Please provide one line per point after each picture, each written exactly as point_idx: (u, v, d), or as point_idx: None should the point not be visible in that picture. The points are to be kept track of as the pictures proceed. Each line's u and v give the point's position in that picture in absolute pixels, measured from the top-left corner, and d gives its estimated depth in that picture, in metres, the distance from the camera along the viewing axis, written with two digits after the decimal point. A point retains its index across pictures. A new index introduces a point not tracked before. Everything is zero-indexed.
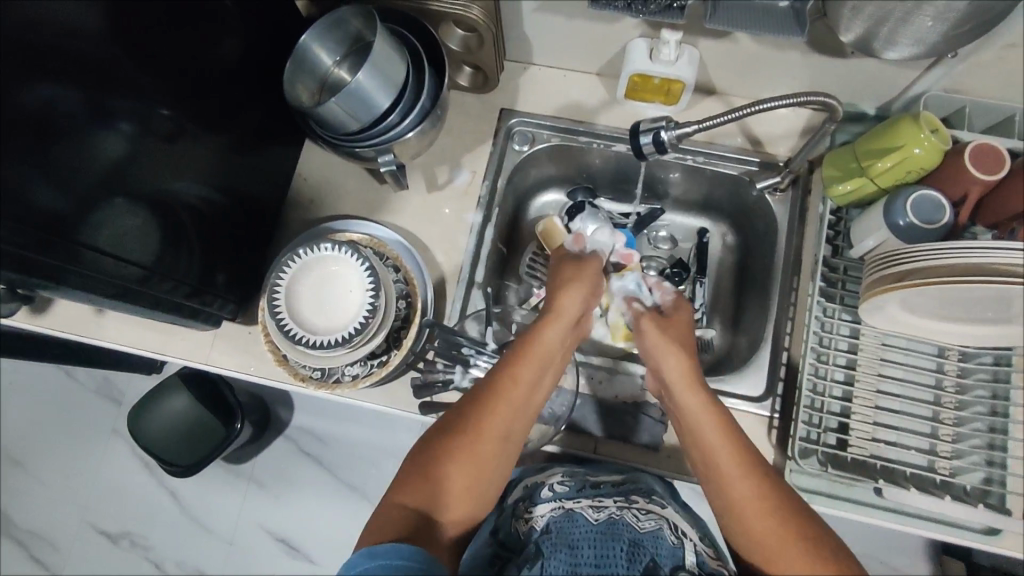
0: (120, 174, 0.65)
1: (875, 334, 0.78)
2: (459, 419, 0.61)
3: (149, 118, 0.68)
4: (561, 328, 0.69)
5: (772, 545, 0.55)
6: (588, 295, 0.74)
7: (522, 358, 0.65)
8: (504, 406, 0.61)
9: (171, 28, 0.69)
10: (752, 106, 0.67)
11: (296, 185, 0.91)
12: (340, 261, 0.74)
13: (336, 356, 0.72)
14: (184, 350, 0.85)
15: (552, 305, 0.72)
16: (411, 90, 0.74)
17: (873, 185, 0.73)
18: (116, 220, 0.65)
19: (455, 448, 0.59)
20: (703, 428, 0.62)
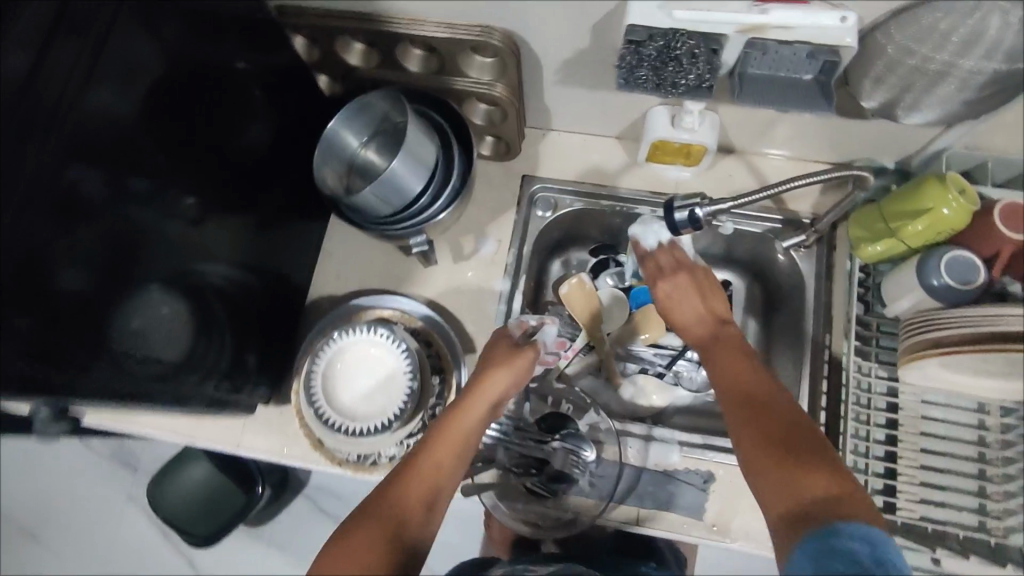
0: (147, 261, 0.63)
1: (914, 392, 0.78)
2: (373, 512, 0.53)
3: (174, 204, 0.66)
4: (476, 411, 0.62)
5: (761, 449, 0.53)
6: (518, 376, 0.66)
7: (437, 436, 0.59)
8: (419, 477, 0.56)
9: (200, 112, 0.68)
10: (781, 185, 0.69)
11: (321, 261, 0.91)
12: (376, 344, 0.74)
13: (376, 442, 0.71)
14: (213, 433, 0.83)
15: (476, 381, 0.65)
16: (441, 169, 0.74)
17: (904, 246, 0.74)
18: (139, 309, 0.63)
19: (365, 545, 0.50)
20: (723, 365, 0.61)
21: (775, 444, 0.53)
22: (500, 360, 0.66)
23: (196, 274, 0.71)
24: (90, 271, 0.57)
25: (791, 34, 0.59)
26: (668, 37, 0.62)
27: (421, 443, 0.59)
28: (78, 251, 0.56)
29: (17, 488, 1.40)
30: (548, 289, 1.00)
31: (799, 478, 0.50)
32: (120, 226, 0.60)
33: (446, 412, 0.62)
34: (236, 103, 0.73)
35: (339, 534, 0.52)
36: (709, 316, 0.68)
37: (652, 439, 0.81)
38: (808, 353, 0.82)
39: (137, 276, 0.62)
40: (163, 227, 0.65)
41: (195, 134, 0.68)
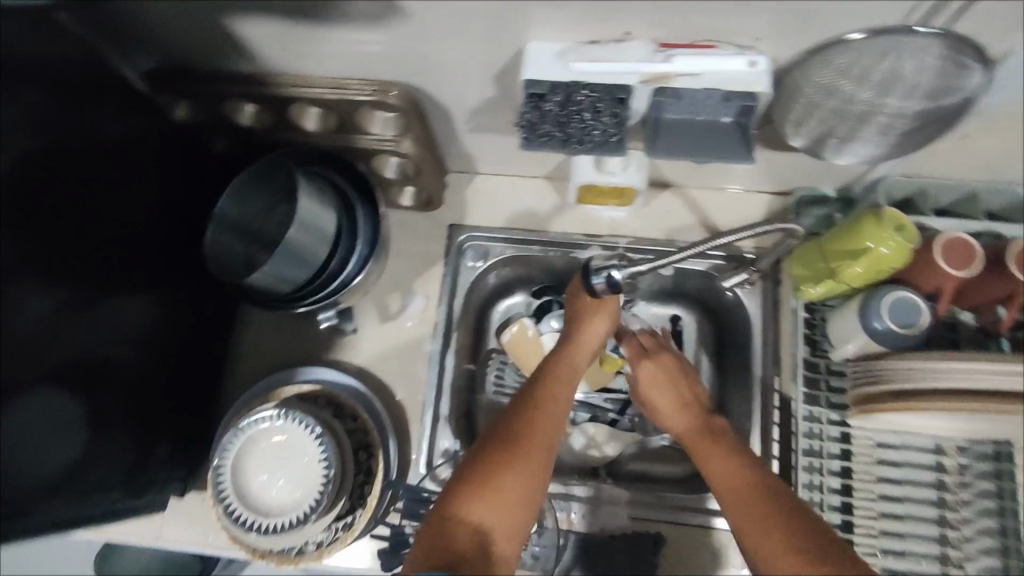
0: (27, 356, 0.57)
1: (867, 435, 0.74)
2: (509, 431, 0.57)
3: (56, 289, 0.60)
4: (590, 334, 0.69)
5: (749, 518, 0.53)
6: (612, 321, 0.70)
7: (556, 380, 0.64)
8: (550, 415, 0.60)
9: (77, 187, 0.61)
10: (711, 242, 0.64)
11: (240, 332, 0.85)
12: (287, 429, 0.68)
13: (295, 536, 0.66)
14: (132, 528, 0.78)
15: (583, 323, 0.69)
16: (345, 236, 0.69)
17: (846, 287, 0.69)
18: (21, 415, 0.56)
19: (506, 473, 0.54)
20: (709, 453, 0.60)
21: (763, 504, 0.53)
22: (588, 308, 0.69)
23: (93, 362, 0.64)
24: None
25: (698, 81, 0.55)
26: (568, 90, 0.57)
27: (545, 376, 0.64)
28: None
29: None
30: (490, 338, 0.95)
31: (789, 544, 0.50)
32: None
33: (560, 349, 0.68)
34: (122, 174, 0.67)
35: (477, 447, 0.57)
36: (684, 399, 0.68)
37: (598, 502, 0.78)
38: (756, 398, 0.78)
39: (22, 373, 0.56)
40: (48, 316, 0.59)
41: (75, 211, 0.61)
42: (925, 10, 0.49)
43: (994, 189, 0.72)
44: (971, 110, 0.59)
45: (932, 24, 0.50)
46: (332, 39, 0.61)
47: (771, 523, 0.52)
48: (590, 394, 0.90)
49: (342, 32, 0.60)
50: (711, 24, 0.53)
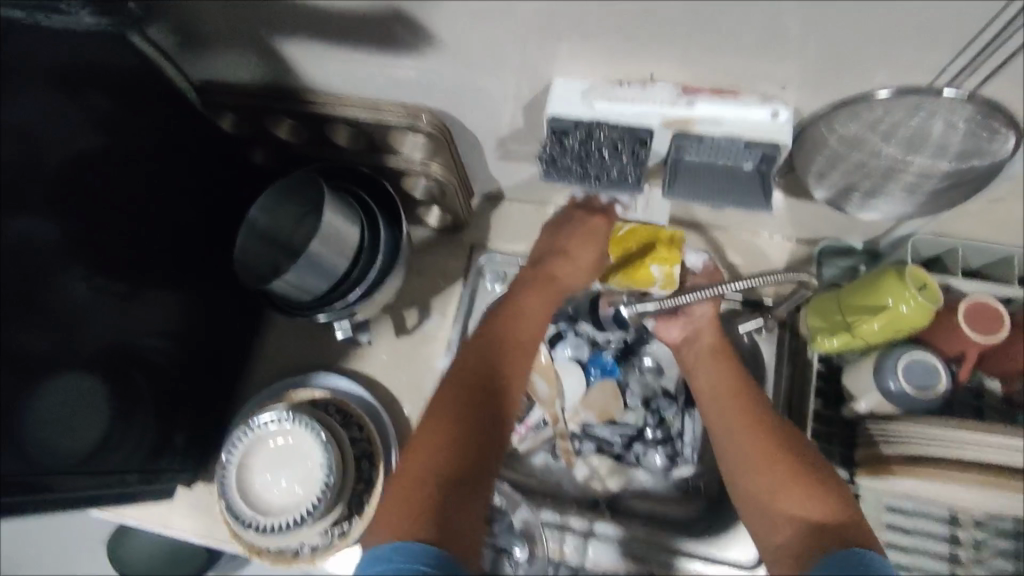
0: (57, 339, 0.60)
1: (876, 496, 0.72)
2: (462, 386, 0.61)
3: (91, 280, 0.63)
4: (574, 266, 0.72)
5: (765, 457, 0.60)
6: (602, 247, 0.72)
7: (512, 317, 0.69)
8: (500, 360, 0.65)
9: (120, 184, 0.65)
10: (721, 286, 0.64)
11: (261, 333, 0.89)
12: (294, 433, 0.70)
13: (292, 537, 0.68)
14: (142, 514, 0.81)
15: (556, 265, 0.73)
16: (365, 252, 0.71)
17: (863, 343, 0.67)
18: (46, 397, 0.59)
19: (447, 410, 0.59)
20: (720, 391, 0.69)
21: (762, 428, 0.63)
22: (577, 242, 0.72)
23: (118, 351, 0.68)
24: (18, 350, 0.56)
25: (720, 128, 0.56)
26: (590, 128, 0.59)
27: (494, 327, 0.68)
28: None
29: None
30: None
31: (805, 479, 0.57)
32: (40, 299, 0.58)
33: (522, 293, 0.71)
34: (163, 175, 0.70)
35: (428, 410, 0.60)
36: (711, 356, 0.74)
37: (592, 537, 0.78)
38: None
39: (54, 354, 0.60)
40: (87, 301, 0.63)
41: (121, 204, 0.65)
42: (952, 74, 0.48)
43: None
44: (1003, 175, 0.57)
45: (959, 88, 0.49)
46: (369, 63, 0.64)
47: (768, 443, 0.61)
48: (597, 426, 0.89)
49: (378, 58, 0.63)
50: (734, 73, 0.53)
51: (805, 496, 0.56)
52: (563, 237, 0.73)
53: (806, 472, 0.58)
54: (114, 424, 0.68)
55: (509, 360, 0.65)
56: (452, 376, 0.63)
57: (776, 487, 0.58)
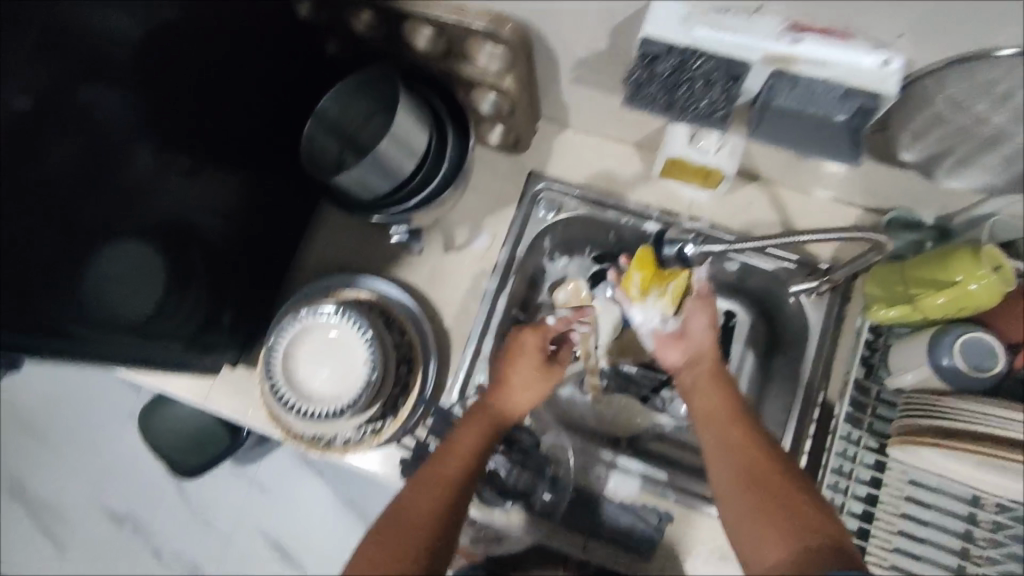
0: (126, 210, 0.62)
1: (903, 468, 0.72)
2: (404, 500, 0.63)
3: (168, 157, 0.66)
4: (512, 395, 0.72)
5: (753, 490, 0.59)
6: (540, 373, 0.74)
7: (460, 434, 0.69)
8: (430, 480, 0.64)
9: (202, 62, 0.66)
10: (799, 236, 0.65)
11: (311, 230, 0.89)
12: (342, 328, 0.72)
13: (330, 425, 0.71)
14: (181, 387, 0.84)
15: (501, 401, 0.72)
16: (432, 158, 0.71)
17: (919, 316, 0.66)
18: (114, 261, 0.62)
19: (371, 543, 0.60)
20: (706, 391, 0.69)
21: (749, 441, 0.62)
22: (527, 376, 0.73)
23: (182, 226, 0.69)
24: (94, 212, 0.59)
25: (823, 71, 0.52)
26: (684, 55, 0.56)
27: (437, 454, 0.67)
28: (67, 184, 0.56)
29: (52, 374, 1.62)
30: (543, 290, 0.97)
31: (799, 513, 0.56)
32: (114, 167, 0.60)
33: (467, 424, 0.70)
34: (242, 57, 0.70)
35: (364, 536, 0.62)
36: (708, 382, 0.70)
37: (615, 467, 0.79)
38: (795, 408, 0.77)
39: (123, 221, 0.62)
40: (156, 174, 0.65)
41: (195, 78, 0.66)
42: None
43: None
44: None
45: None
46: None
47: (752, 455, 0.61)
48: (628, 367, 0.92)
49: None
50: (853, 12, 0.50)
51: (801, 531, 0.55)
52: (512, 369, 0.73)
53: (802, 505, 0.56)
54: (170, 295, 0.70)
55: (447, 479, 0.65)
56: (395, 499, 0.64)
57: (769, 516, 0.57)
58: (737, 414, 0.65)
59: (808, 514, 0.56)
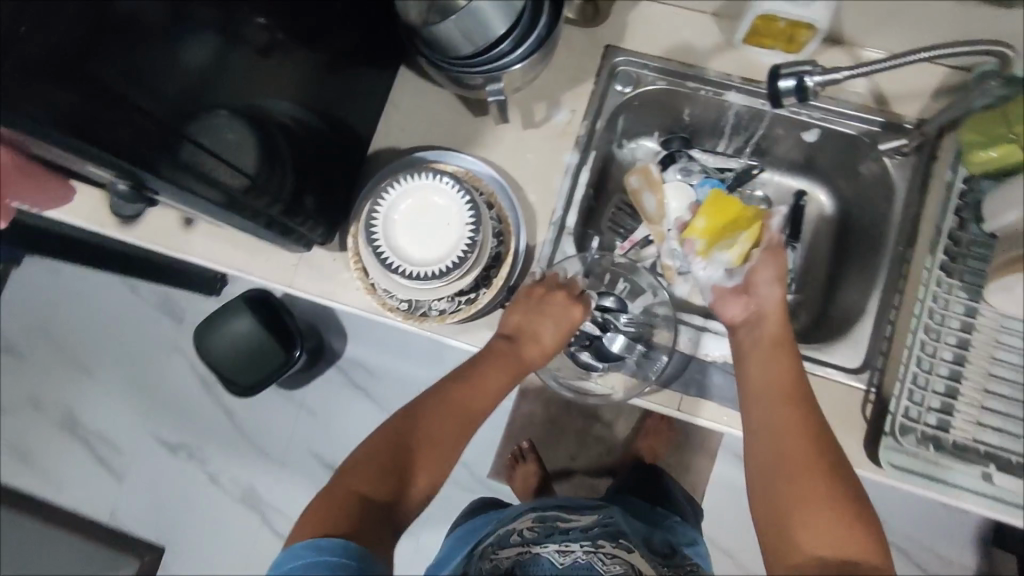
0: (211, 85, 0.63)
1: (995, 314, 0.73)
2: (403, 429, 0.66)
3: (242, 30, 0.66)
4: (538, 346, 0.75)
5: (797, 480, 0.61)
6: (559, 324, 0.76)
7: (488, 370, 0.71)
8: (452, 407, 0.69)
9: None
10: (897, 56, 0.63)
11: (385, 113, 0.88)
12: (442, 193, 0.72)
13: (431, 289, 0.71)
14: (269, 269, 0.85)
15: (521, 347, 0.74)
16: (529, 16, 0.69)
17: (1021, 155, 0.68)
18: (215, 130, 0.64)
19: (386, 441, 0.65)
20: (767, 358, 0.71)
21: (806, 426, 0.65)
22: (556, 311, 0.76)
23: (263, 111, 0.70)
24: (158, 94, 0.58)
25: None
26: None
27: (461, 372, 0.72)
28: (124, 66, 0.55)
29: (93, 306, 1.61)
30: (614, 176, 0.97)
31: (835, 513, 0.59)
32: (168, 54, 0.59)
33: (483, 367, 0.71)
34: None
35: (377, 433, 0.66)
36: (768, 351, 0.72)
37: (706, 331, 0.81)
38: (882, 280, 0.80)
39: (211, 92, 0.63)
40: (240, 55, 0.66)
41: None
42: None
43: None
44: None
45: None
46: None
47: (810, 438, 0.64)
48: None
49: None
50: None
51: (836, 533, 0.58)
52: (539, 321, 0.75)
53: (842, 508, 0.59)
54: (260, 171, 0.69)
55: (465, 408, 0.69)
56: (417, 411, 0.68)
57: (803, 509, 0.60)
58: (798, 398, 0.66)
59: (851, 518, 0.59)
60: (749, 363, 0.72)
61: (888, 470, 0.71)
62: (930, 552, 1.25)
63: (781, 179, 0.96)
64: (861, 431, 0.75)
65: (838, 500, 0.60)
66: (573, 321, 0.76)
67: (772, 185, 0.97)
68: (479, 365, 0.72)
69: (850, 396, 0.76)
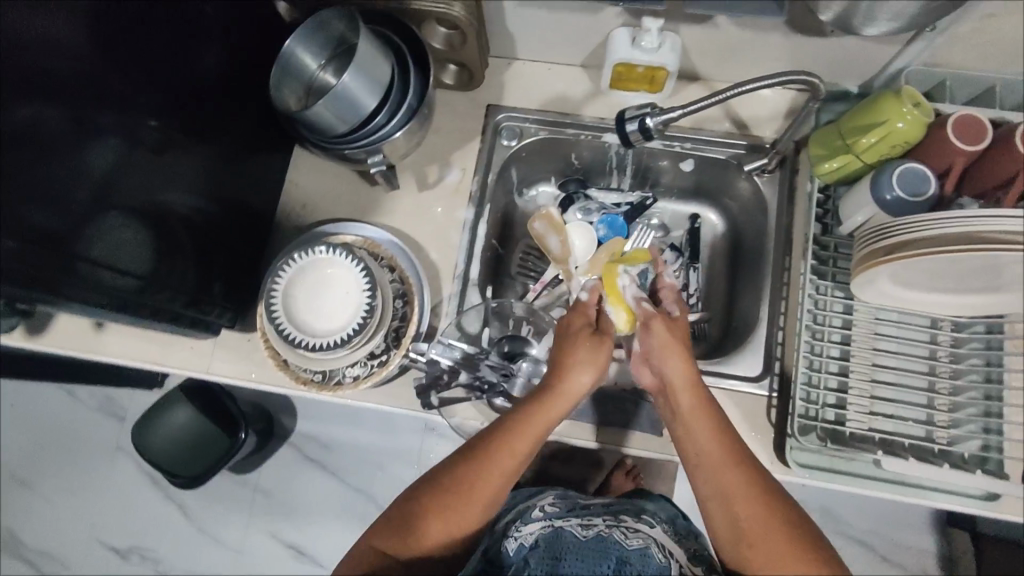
0: (110, 187, 0.64)
1: (869, 308, 0.80)
2: (429, 502, 0.60)
3: (137, 131, 0.66)
4: (569, 393, 0.63)
5: (757, 547, 0.57)
6: (597, 371, 0.64)
7: (512, 429, 0.61)
8: (487, 475, 0.60)
9: (149, 35, 0.66)
10: (736, 87, 0.68)
11: (286, 192, 0.91)
12: (335, 264, 0.76)
13: (335, 358, 0.74)
14: (184, 358, 0.85)
15: (549, 399, 0.63)
16: (398, 90, 0.74)
17: (860, 163, 0.75)
18: (111, 234, 0.65)
19: (421, 514, 0.59)
20: (700, 425, 0.62)
21: (761, 496, 0.58)
22: (583, 355, 0.65)
23: (161, 205, 0.71)
24: (54, 203, 0.59)
25: None
26: None
27: (488, 429, 0.62)
28: (24, 182, 0.56)
29: (30, 415, 1.56)
30: (518, 222, 1.01)
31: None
32: (67, 161, 0.59)
33: (501, 423, 0.62)
34: (196, 28, 0.71)
35: (399, 496, 0.62)
36: (698, 414, 0.62)
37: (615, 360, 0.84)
38: (769, 282, 0.85)
39: (109, 198, 0.64)
40: (136, 156, 0.66)
41: (158, 56, 0.67)
42: None
43: (1008, 82, 0.76)
44: None
45: None
46: None
47: (772, 508, 0.58)
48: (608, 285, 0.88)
49: None
50: None
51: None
52: (572, 359, 0.64)
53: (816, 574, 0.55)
54: (156, 267, 0.71)
55: (498, 477, 0.60)
56: (442, 475, 0.61)
57: None
58: (740, 458, 0.59)
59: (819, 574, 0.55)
60: (686, 430, 0.63)
61: (794, 468, 0.75)
62: (901, 547, 1.19)
63: (677, 206, 1.01)
64: (769, 434, 0.78)
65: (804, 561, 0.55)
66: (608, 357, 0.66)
67: (669, 212, 1.01)
68: (503, 423, 0.62)
69: (756, 404, 0.80)
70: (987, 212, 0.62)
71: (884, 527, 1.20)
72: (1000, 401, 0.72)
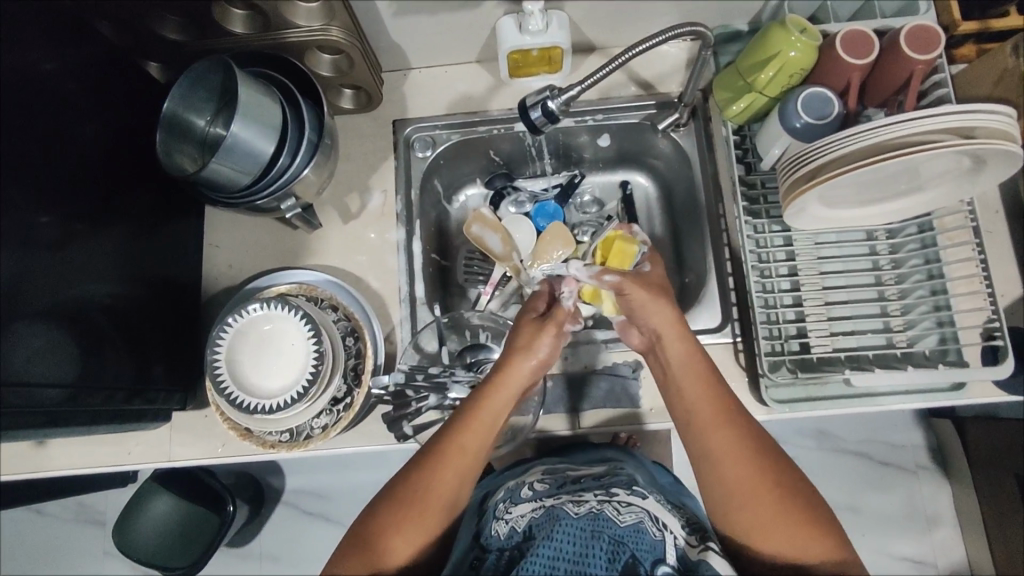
0: (13, 294, 0.60)
1: (806, 235, 0.81)
2: (392, 516, 0.60)
3: (28, 230, 0.62)
4: (511, 377, 0.65)
5: (749, 502, 0.57)
6: (542, 359, 0.67)
7: (463, 426, 0.62)
8: (444, 477, 0.61)
9: (12, 126, 0.61)
10: (629, 52, 0.68)
11: (209, 256, 0.87)
12: (273, 318, 0.73)
13: (295, 415, 0.71)
14: (141, 454, 0.81)
15: (493, 390, 0.64)
16: (293, 129, 0.71)
17: (764, 98, 0.76)
18: (22, 345, 0.61)
19: (388, 532, 0.59)
20: (689, 384, 0.63)
21: (754, 453, 0.59)
22: (527, 335, 0.68)
23: (74, 301, 0.66)
24: None
25: None
26: None
27: (446, 428, 0.63)
28: None
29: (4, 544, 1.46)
30: (454, 230, 0.99)
31: (788, 524, 0.56)
32: None
33: (454, 420, 0.63)
34: (64, 108, 0.67)
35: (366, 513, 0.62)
36: (687, 375, 0.63)
37: (578, 343, 0.83)
38: (708, 232, 0.85)
39: (13, 307, 0.60)
40: (32, 259, 0.62)
41: (29, 147, 0.63)
42: None
43: None
44: None
45: None
46: None
47: (758, 461, 0.58)
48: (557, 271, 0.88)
49: None
50: None
51: (790, 535, 0.56)
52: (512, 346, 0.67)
53: (796, 514, 0.56)
54: (84, 368, 0.67)
55: (457, 478, 0.61)
56: (404, 485, 0.61)
57: (763, 536, 0.57)
58: (729, 416, 0.60)
59: (801, 513, 0.56)
60: (676, 392, 0.64)
61: (773, 406, 0.76)
62: (893, 449, 1.22)
63: (605, 176, 1.01)
64: (742, 380, 0.79)
65: (790, 500, 0.57)
66: (549, 348, 0.67)
67: (597, 184, 1.01)
68: (450, 427, 0.63)
69: (723, 354, 0.80)
70: (895, 120, 0.64)
71: (875, 433, 1.23)
72: (948, 297, 0.74)
